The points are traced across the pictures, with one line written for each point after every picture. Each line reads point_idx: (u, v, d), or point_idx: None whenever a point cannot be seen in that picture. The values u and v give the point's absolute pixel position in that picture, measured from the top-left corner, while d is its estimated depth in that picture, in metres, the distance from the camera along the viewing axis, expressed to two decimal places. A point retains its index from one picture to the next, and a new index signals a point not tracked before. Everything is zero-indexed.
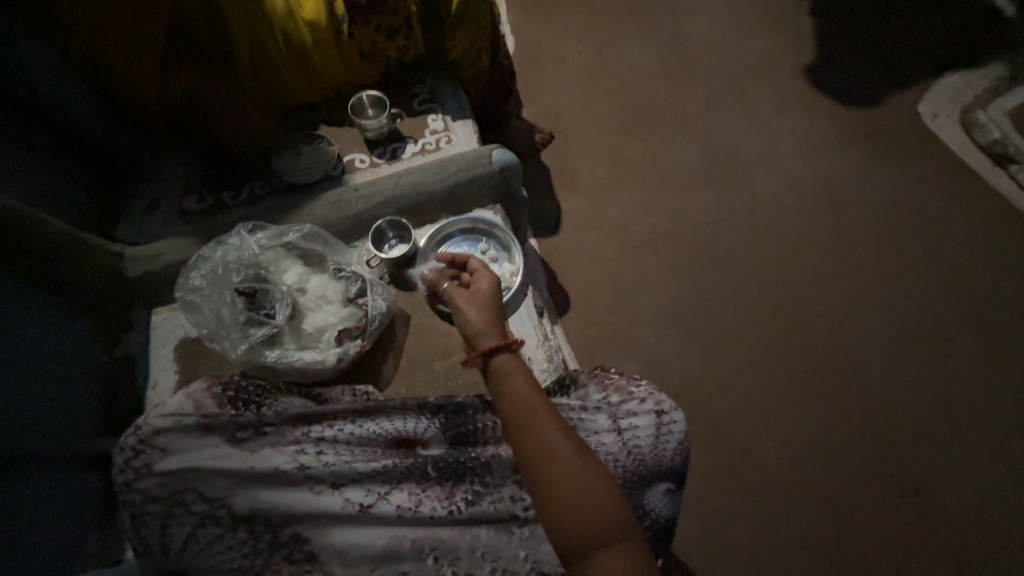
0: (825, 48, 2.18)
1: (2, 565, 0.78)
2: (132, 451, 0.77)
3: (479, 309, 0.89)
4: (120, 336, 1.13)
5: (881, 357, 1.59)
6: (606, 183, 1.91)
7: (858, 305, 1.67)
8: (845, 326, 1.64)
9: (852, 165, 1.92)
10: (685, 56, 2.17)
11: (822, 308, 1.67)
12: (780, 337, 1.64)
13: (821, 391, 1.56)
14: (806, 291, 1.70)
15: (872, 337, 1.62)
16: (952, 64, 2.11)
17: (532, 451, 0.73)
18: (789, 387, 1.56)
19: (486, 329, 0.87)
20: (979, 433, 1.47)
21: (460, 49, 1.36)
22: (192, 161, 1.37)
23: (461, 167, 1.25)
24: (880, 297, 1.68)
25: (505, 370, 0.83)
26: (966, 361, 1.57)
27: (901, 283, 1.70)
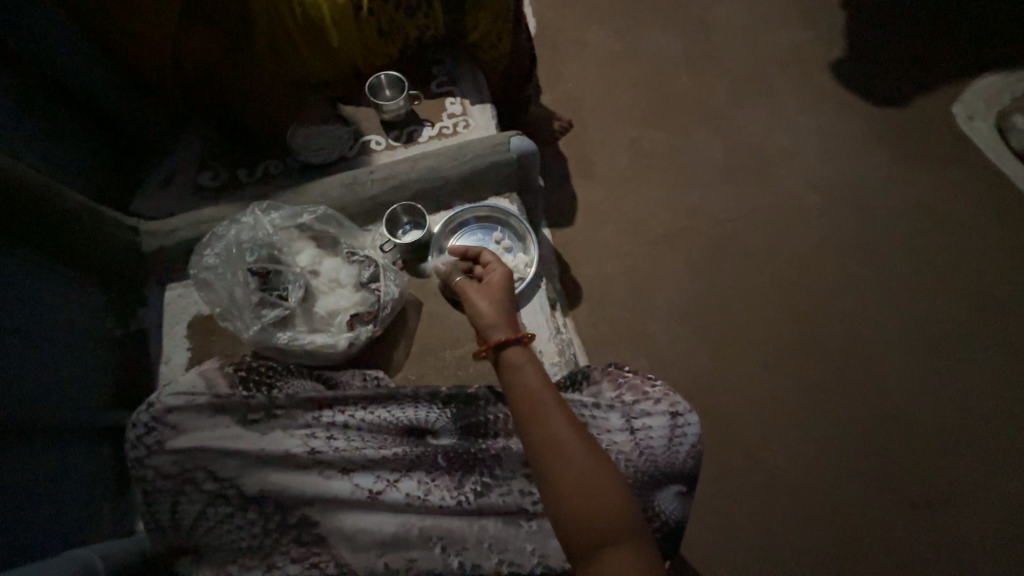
0: (858, 42, 2.10)
1: (19, 530, 0.79)
2: (144, 427, 0.77)
3: (490, 299, 0.90)
4: (135, 310, 1.14)
5: (898, 365, 1.56)
6: (624, 175, 1.88)
7: (877, 310, 1.64)
8: (862, 331, 1.61)
9: (879, 166, 1.86)
10: (711, 46, 2.11)
11: (839, 312, 1.64)
12: (794, 339, 1.61)
13: (833, 396, 1.53)
14: (824, 294, 1.67)
15: (890, 344, 1.59)
16: (991, 65, 2.03)
17: (542, 446, 0.72)
18: (801, 390, 1.54)
19: (497, 321, 0.86)
20: (993, 447, 1.45)
21: (483, 28, 1.33)
22: (208, 136, 1.36)
23: (480, 153, 1.22)
24: (900, 303, 1.64)
25: (516, 363, 0.81)
26: (985, 373, 1.54)
27: (923, 290, 1.66)
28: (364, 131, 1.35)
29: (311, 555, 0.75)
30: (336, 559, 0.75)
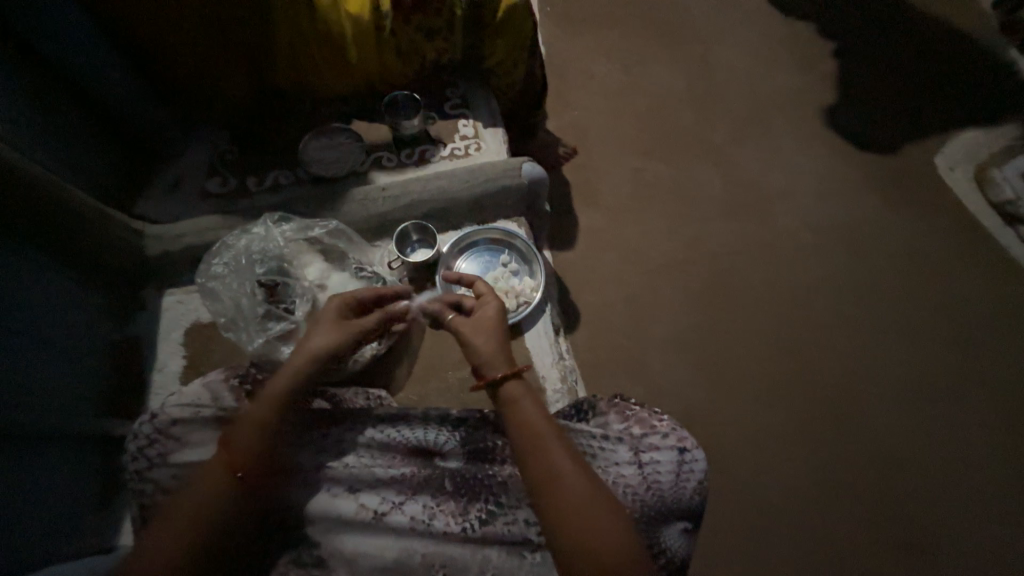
0: (851, 91, 2.21)
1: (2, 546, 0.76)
2: (145, 440, 0.75)
3: (484, 335, 0.84)
4: (132, 314, 1.13)
5: (885, 404, 1.60)
6: (626, 204, 1.91)
7: (865, 349, 1.68)
8: (851, 369, 1.65)
9: (869, 210, 1.94)
10: (713, 84, 2.19)
11: (830, 349, 1.68)
12: (786, 374, 1.64)
13: (823, 432, 1.56)
14: (815, 331, 1.71)
15: (877, 383, 1.63)
16: (973, 121, 2.14)
17: (544, 478, 0.72)
18: (792, 425, 1.56)
19: (492, 356, 0.82)
20: (974, 489, 1.49)
21: (500, 56, 1.35)
22: (218, 142, 1.35)
23: (492, 176, 1.24)
24: (888, 344, 1.69)
25: (514, 397, 0.79)
26: (966, 417, 1.58)
27: (909, 332, 1.71)
28: (376, 147, 1.36)
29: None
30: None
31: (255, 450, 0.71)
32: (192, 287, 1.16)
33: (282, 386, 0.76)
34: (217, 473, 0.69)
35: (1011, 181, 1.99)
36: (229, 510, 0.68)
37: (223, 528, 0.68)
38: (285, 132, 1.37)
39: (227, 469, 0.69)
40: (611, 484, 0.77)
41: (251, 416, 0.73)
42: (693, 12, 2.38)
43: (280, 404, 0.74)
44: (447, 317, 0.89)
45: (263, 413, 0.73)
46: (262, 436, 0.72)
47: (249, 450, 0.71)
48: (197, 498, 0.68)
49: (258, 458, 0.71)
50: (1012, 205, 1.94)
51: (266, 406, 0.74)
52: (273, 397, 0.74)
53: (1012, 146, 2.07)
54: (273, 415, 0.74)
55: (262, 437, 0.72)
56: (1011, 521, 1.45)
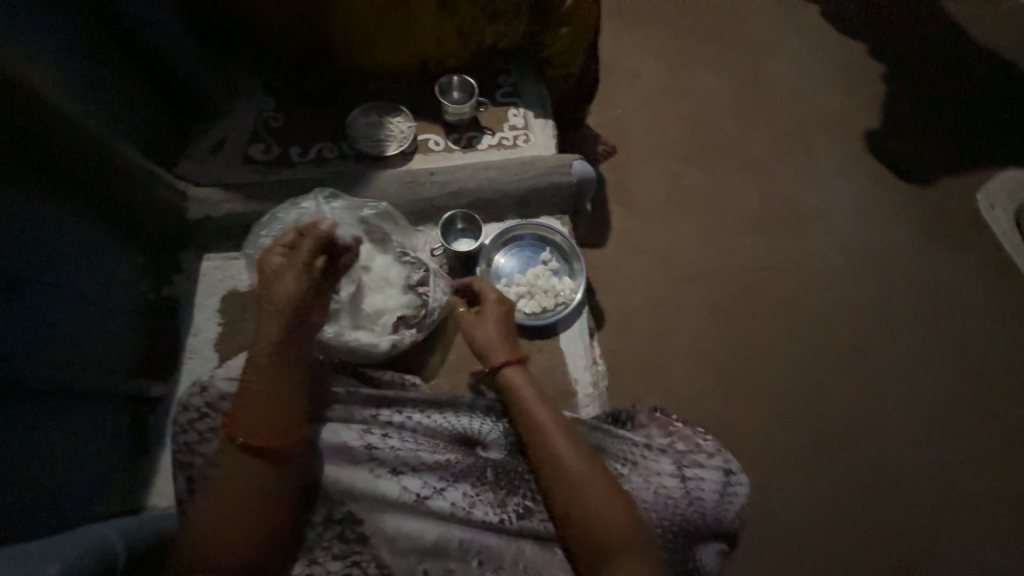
0: (898, 115, 2.16)
1: (42, 501, 0.78)
2: (196, 412, 0.76)
3: (486, 324, 0.88)
4: (170, 277, 1.11)
5: (899, 435, 1.60)
6: (660, 209, 1.88)
7: (885, 379, 1.68)
8: (869, 397, 1.65)
9: (906, 240, 1.91)
10: (758, 95, 2.14)
11: (850, 375, 1.67)
12: (805, 396, 1.63)
13: (836, 457, 1.56)
14: (838, 356, 1.70)
15: (893, 414, 1.63)
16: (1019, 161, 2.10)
17: (550, 464, 0.73)
18: (806, 448, 1.57)
19: (495, 341, 0.86)
20: (977, 528, 1.50)
21: (558, 47, 1.32)
22: (263, 106, 1.32)
23: (540, 173, 1.22)
24: (908, 377, 1.68)
25: (512, 384, 0.82)
26: (978, 457, 1.59)
27: (930, 365, 1.70)
28: (424, 129, 1.33)
29: (352, 553, 0.74)
30: (376, 560, 0.73)
31: (266, 423, 0.71)
32: (232, 254, 1.15)
33: (265, 350, 0.75)
34: (252, 453, 0.70)
35: None
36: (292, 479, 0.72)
37: (280, 503, 0.71)
38: (332, 105, 1.33)
39: (245, 446, 0.70)
40: (652, 494, 0.77)
41: (247, 384, 0.73)
42: (745, 18, 2.31)
43: (267, 363, 0.74)
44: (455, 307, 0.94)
45: (256, 376, 0.74)
46: (266, 407, 0.72)
47: (263, 425, 0.71)
48: (243, 472, 0.69)
49: (268, 428, 0.71)
50: None
51: (259, 371, 0.74)
52: (260, 359, 0.75)
53: None
54: (265, 375, 0.74)
55: (271, 410, 0.72)
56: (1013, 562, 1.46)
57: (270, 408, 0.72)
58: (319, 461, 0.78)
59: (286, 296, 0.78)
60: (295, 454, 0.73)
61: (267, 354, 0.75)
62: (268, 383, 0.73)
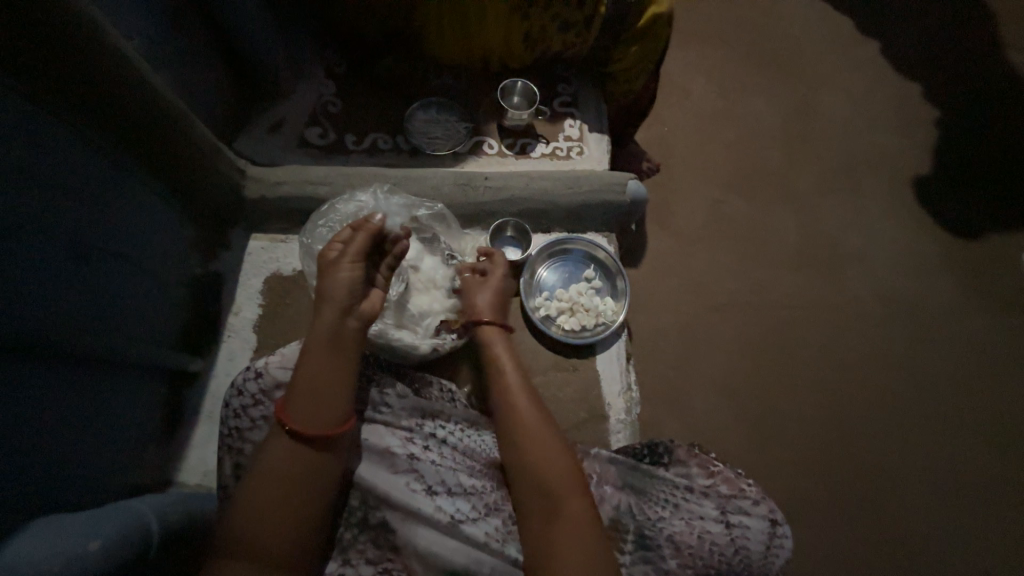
0: (955, 162, 2.08)
1: (87, 468, 0.78)
2: (250, 399, 0.75)
3: (485, 291, 1.00)
4: (217, 253, 1.11)
5: (919, 493, 1.56)
6: (699, 233, 1.85)
7: (911, 432, 1.63)
8: (893, 451, 1.60)
9: (951, 293, 1.84)
10: (810, 128, 2.10)
11: (876, 426, 1.63)
12: (827, 442, 1.59)
13: (852, 508, 1.52)
14: (866, 405, 1.65)
15: (915, 470, 1.59)
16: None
17: (530, 448, 0.77)
18: (822, 494, 1.53)
19: (486, 306, 0.99)
20: None
21: (627, 63, 1.31)
22: (324, 91, 1.32)
23: (594, 189, 1.20)
24: (935, 435, 1.64)
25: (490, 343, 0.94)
26: (1000, 526, 1.54)
27: (958, 425, 1.65)
28: (481, 131, 1.32)
29: (384, 560, 0.73)
30: (407, 569, 0.73)
31: (323, 412, 0.70)
32: (278, 237, 1.15)
33: (323, 334, 0.74)
34: (314, 445, 0.70)
35: None
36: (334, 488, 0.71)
37: (319, 510, 0.69)
38: (391, 99, 1.33)
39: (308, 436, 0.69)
40: (697, 540, 0.75)
41: (305, 368, 0.72)
42: (804, 47, 2.25)
43: (325, 347, 0.74)
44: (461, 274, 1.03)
45: (312, 360, 0.73)
46: (319, 396, 0.71)
47: (319, 414, 0.70)
48: (291, 468, 0.68)
49: (325, 417, 0.70)
50: None
51: (314, 356, 0.73)
52: (319, 345, 0.74)
53: None
54: (323, 362, 0.73)
55: (326, 401, 0.71)
56: None
57: (325, 396, 0.71)
58: (361, 460, 0.78)
59: (339, 284, 0.78)
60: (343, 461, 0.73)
61: (329, 339, 0.74)
62: (324, 370, 0.73)
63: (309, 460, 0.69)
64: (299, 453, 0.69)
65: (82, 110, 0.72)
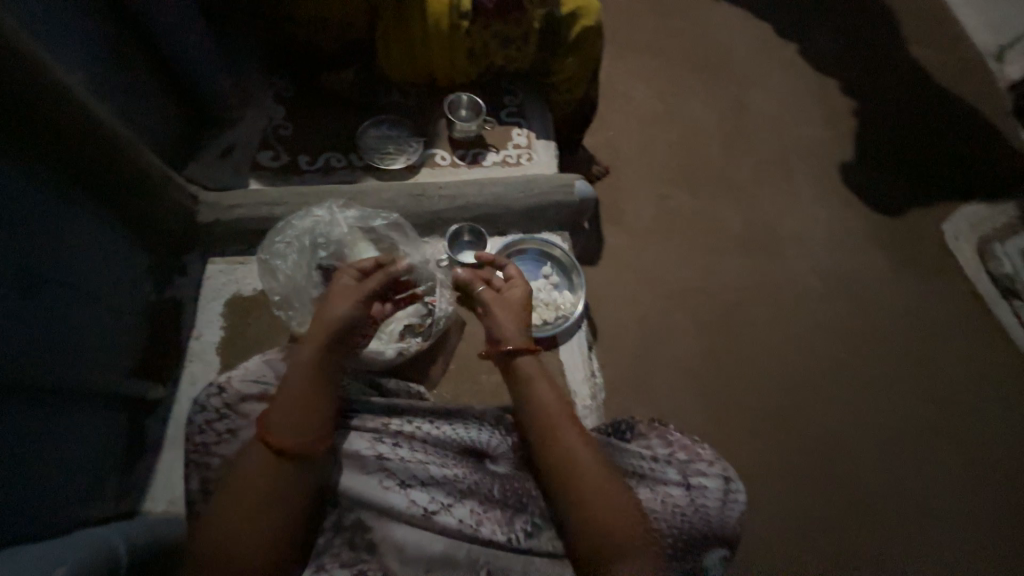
0: (874, 147, 2.27)
1: (43, 502, 0.77)
2: (214, 413, 0.75)
3: (507, 311, 0.94)
4: (172, 279, 1.11)
5: (867, 452, 1.67)
6: (650, 231, 1.95)
7: (856, 396, 1.75)
8: (841, 415, 1.71)
9: (880, 265, 2.01)
10: (744, 124, 2.25)
11: (825, 393, 1.74)
12: (783, 413, 1.69)
13: (809, 471, 1.61)
14: (815, 375, 1.77)
15: (862, 431, 1.70)
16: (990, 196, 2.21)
17: (565, 458, 0.77)
18: (780, 460, 1.62)
19: (512, 329, 0.92)
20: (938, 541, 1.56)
21: (566, 72, 1.38)
22: (275, 115, 1.34)
23: (545, 191, 1.26)
24: (877, 397, 1.76)
25: (527, 375, 0.87)
26: (941, 473, 1.66)
27: (897, 387, 1.78)
28: (432, 144, 1.37)
29: (358, 562, 0.74)
30: (385, 568, 0.74)
31: (297, 424, 0.71)
32: (237, 258, 1.16)
33: (311, 359, 0.76)
34: (277, 457, 0.70)
35: (1011, 257, 2.02)
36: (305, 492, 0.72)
37: (290, 512, 0.70)
38: (341, 119, 1.37)
39: (275, 448, 0.70)
40: (662, 504, 0.79)
41: (288, 386, 0.74)
42: (732, 52, 2.43)
43: (314, 373, 0.76)
44: (475, 288, 0.98)
45: (295, 379, 0.75)
46: (296, 408, 0.72)
47: (293, 428, 0.71)
48: (260, 480, 0.69)
49: (300, 431, 0.71)
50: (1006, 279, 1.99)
51: (299, 377, 0.75)
52: (306, 368, 0.76)
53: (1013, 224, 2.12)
54: (304, 380, 0.75)
55: (301, 413, 0.72)
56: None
57: (304, 410, 0.73)
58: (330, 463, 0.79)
59: (334, 316, 0.81)
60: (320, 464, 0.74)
61: (318, 364, 0.77)
62: (304, 388, 0.74)
63: (274, 474, 0.70)
64: (263, 467, 0.70)
65: (22, 141, 0.73)
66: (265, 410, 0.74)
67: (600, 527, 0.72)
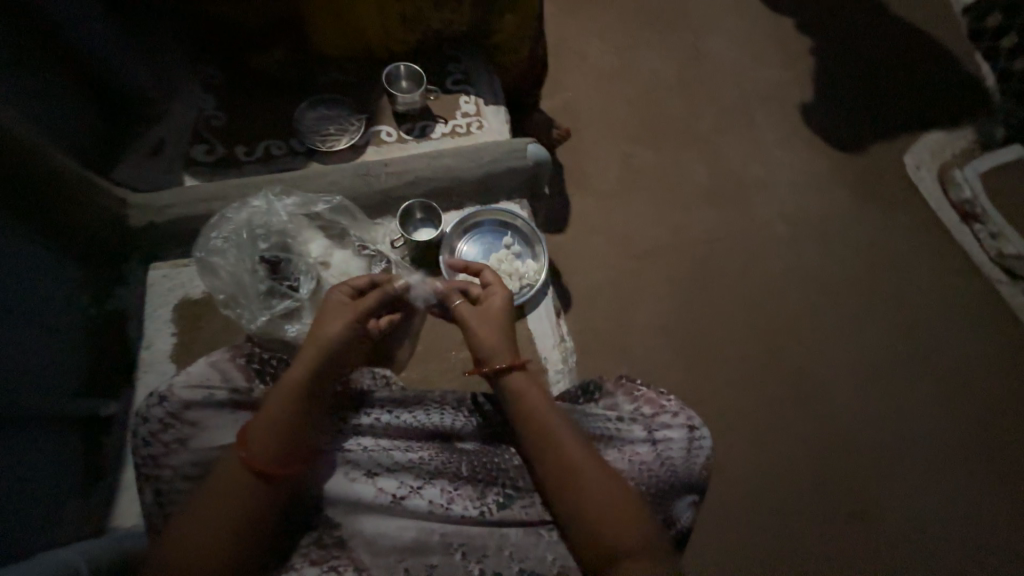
0: (848, 73, 2.15)
1: None
2: (158, 424, 0.73)
3: (487, 324, 0.85)
4: (113, 290, 1.07)
5: (865, 394, 1.58)
6: (619, 188, 1.84)
7: (849, 336, 1.66)
8: (836, 357, 1.63)
9: (864, 196, 1.89)
10: (710, 65, 2.12)
11: (816, 336, 1.65)
12: (773, 360, 1.61)
13: (804, 418, 1.54)
14: (805, 318, 1.67)
15: (857, 372, 1.61)
16: (971, 117, 2.08)
17: (563, 463, 0.73)
18: (773, 410, 1.54)
19: (496, 344, 0.82)
20: (942, 476, 1.49)
21: (503, 34, 1.33)
22: (207, 105, 1.26)
23: (497, 157, 1.21)
24: (872, 334, 1.67)
25: (516, 390, 0.79)
26: (942, 406, 1.58)
27: (891, 322, 1.69)
28: (376, 120, 1.30)
29: (329, 559, 0.74)
30: (355, 563, 0.75)
31: (276, 449, 0.71)
32: (181, 261, 1.11)
33: (303, 385, 0.75)
34: (234, 468, 0.70)
35: (971, 183, 1.93)
36: (267, 497, 0.71)
37: (253, 518, 0.70)
38: (276, 104, 1.29)
39: (242, 464, 0.70)
40: (627, 463, 0.81)
41: (269, 409, 0.73)
42: None
43: (305, 401, 0.75)
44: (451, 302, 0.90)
45: (281, 404, 0.73)
46: (278, 433, 0.72)
47: (270, 451, 0.71)
48: (224, 490, 0.70)
49: (280, 455, 0.72)
50: (968, 205, 1.89)
51: (285, 403, 0.73)
52: (295, 395, 0.74)
53: (972, 149, 2.02)
54: (289, 407, 0.73)
55: (281, 437, 0.72)
56: (976, 508, 1.46)
57: (287, 437, 0.72)
58: None
59: (323, 339, 0.79)
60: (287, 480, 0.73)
61: (310, 392, 0.76)
62: (290, 415, 0.73)
63: (231, 484, 0.70)
64: (222, 478, 0.71)
65: None
66: (244, 425, 0.74)
67: (605, 531, 0.69)
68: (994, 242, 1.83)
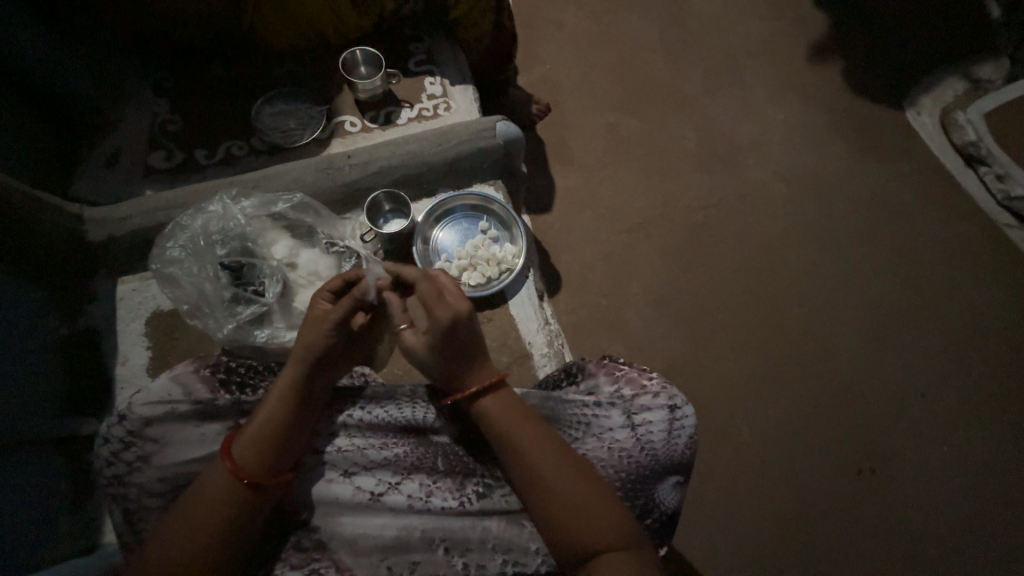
0: (844, 18, 2.01)
1: None
2: (120, 443, 0.76)
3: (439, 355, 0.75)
4: (83, 307, 1.04)
5: (867, 355, 1.53)
6: (604, 160, 1.76)
7: (848, 295, 1.60)
8: (835, 317, 1.58)
9: (860, 148, 1.80)
10: (695, 21, 1.99)
11: (814, 299, 1.60)
12: (770, 327, 1.56)
13: (804, 383, 1.50)
14: (803, 281, 1.62)
15: (857, 332, 1.56)
16: (977, 55, 1.95)
17: (535, 465, 0.71)
18: (771, 376, 1.50)
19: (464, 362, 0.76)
20: (947, 432, 1.45)
21: (465, 3, 1.19)
22: (160, 110, 1.23)
23: (464, 139, 1.14)
24: (872, 291, 1.61)
25: (488, 395, 0.75)
26: (945, 361, 1.53)
27: (891, 279, 1.62)
28: (339, 110, 1.25)
29: (311, 562, 0.75)
30: (337, 564, 0.75)
31: (264, 458, 0.71)
32: (147, 274, 1.09)
33: (290, 396, 0.74)
34: (219, 479, 0.69)
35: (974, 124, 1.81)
36: (243, 509, 0.69)
37: (234, 532, 0.68)
38: (233, 103, 1.25)
39: (230, 473, 0.69)
40: (607, 451, 0.81)
41: (258, 417, 0.72)
42: None
43: (290, 414, 0.73)
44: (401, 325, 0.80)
45: (274, 412, 0.72)
46: (264, 439, 0.71)
47: (258, 459, 0.70)
48: (213, 502, 0.68)
49: (268, 464, 0.71)
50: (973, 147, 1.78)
51: (270, 416, 0.72)
52: (279, 409, 0.73)
53: (978, 87, 1.90)
54: (280, 409, 0.73)
55: (266, 444, 0.71)
56: (982, 461, 1.43)
57: (277, 442, 0.72)
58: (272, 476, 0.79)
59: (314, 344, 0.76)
60: (277, 484, 0.72)
61: (302, 402, 0.74)
62: (282, 419, 0.72)
63: (201, 495, 0.69)
64: (204, 489, 0.69)
65: None
66: (233, 431, 0.75)
67: (578, 528, 0.68)
68: (999, 185, 1.72)
